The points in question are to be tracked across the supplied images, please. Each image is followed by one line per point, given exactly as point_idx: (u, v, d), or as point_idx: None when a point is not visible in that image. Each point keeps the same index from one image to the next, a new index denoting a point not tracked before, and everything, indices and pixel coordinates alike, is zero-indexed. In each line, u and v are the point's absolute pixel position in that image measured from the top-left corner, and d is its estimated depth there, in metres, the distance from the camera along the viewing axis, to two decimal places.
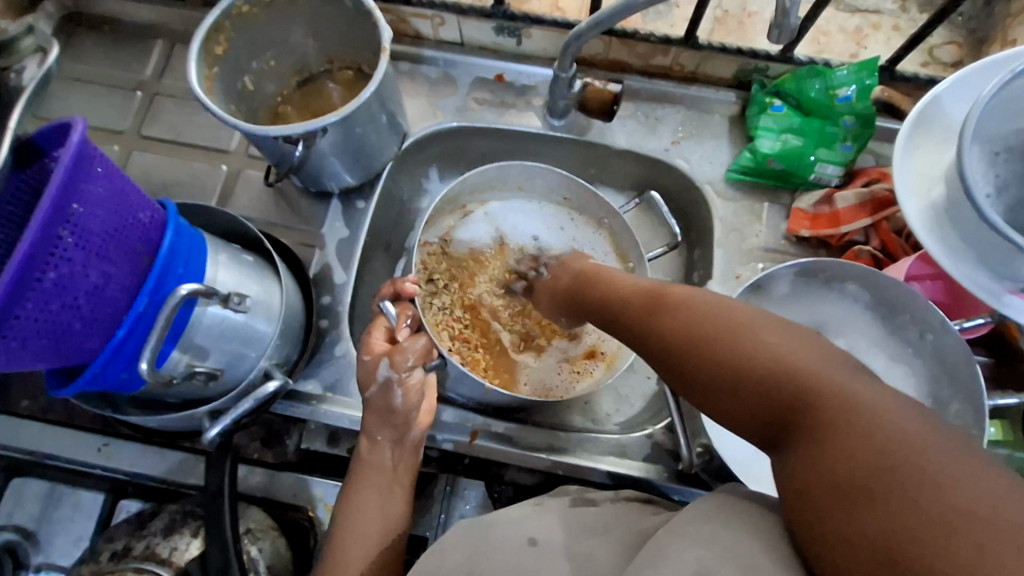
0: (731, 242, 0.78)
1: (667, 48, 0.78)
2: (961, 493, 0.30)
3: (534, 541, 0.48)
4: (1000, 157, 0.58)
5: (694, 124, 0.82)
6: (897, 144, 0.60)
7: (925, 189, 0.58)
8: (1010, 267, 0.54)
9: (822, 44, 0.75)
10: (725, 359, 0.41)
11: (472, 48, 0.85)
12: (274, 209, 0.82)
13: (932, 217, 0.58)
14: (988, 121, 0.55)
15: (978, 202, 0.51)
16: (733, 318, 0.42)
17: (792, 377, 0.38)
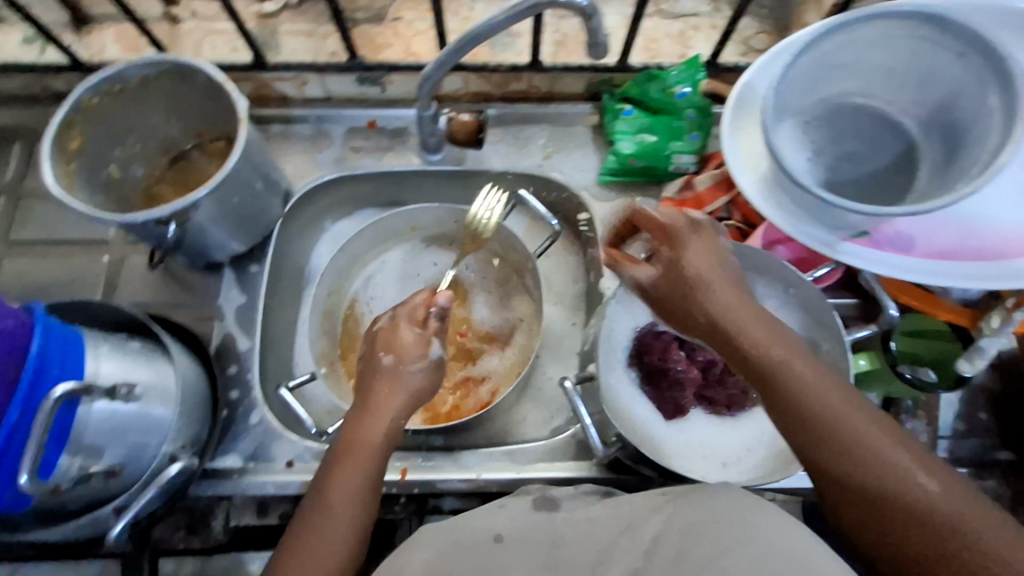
0: (614, 238, 0.84)
1: (519, 74, 0.84)
2: None
3: (499, 538, 0.51)
4: (809, 124, 0.65)
5: (559, 138, 0.88)
6: (724, 129, 0.66)
7: (755, 164, 0.65)
8: (835, 218, 0.61)
9: (653, 50, 0.83)
10: (825, 438, 0.48)
11: (340, 101, 0.88)
12: (165, 290, 0.81)
13: (765, 188, 0.65)
14: (790, 97, 0.63)
15: (792, 171, 0.57)
16: (800, 369, 0.49)
17: (841, 428, 0.47)
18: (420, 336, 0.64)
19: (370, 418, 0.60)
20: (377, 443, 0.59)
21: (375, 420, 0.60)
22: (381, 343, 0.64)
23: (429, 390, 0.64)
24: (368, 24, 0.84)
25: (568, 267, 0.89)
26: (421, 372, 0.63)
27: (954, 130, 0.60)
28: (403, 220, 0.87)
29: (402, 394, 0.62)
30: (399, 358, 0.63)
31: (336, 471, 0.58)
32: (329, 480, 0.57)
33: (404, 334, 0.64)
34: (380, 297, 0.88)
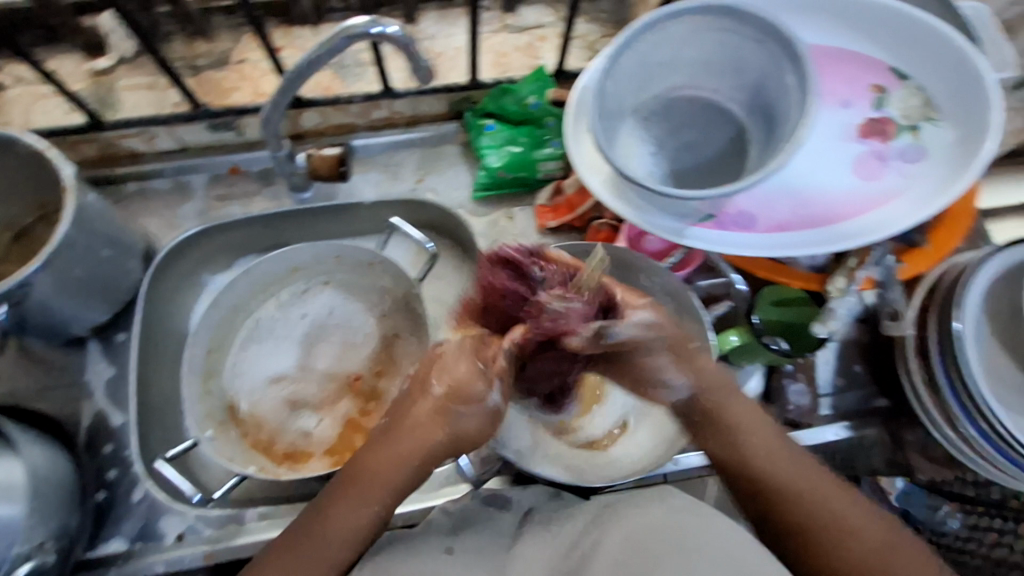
0: (496, 251, 0.85)
1: (375, 103, 0.83)
2: None
3: (449, 550, 0.55)
4: (646, 120, 0.68)
5: (430, 160, 0.88)
6: (568, 133, 0.68)
7: (601, 164, 0.67)
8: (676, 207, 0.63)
9: (504, 65, 0.85)
10: (774, 479, 0.53)
11: (197, 150, 0.85)
12: (25, 374, 0.75)
13: (612, 185, 0.66)
14: (621, 97, 0.65)
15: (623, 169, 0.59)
16: (743, 423, 0.56)
17: (751, 451, 0.55)
18: (483, 373, 0.54)
19: (398, 447, 0.55)
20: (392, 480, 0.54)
21: (398, 459, 0.55)
22: (434, 364, 0.56)
23: (556, 390, 0.63)
24: (211, 70, 0.81)
25: (458, 285, 0.89)
26: (468, 420, 0.55)
27: (770, 110, 0.63)
28: (275, 265, 0.84)
29: (440, 444, 0.56)
30: (449, 405, 0.55)
31: (341, 506, 0.53)
32: (347, 509, 0.53)
33: (465, 368, 0.54)
34: (260, 346, 0.85)
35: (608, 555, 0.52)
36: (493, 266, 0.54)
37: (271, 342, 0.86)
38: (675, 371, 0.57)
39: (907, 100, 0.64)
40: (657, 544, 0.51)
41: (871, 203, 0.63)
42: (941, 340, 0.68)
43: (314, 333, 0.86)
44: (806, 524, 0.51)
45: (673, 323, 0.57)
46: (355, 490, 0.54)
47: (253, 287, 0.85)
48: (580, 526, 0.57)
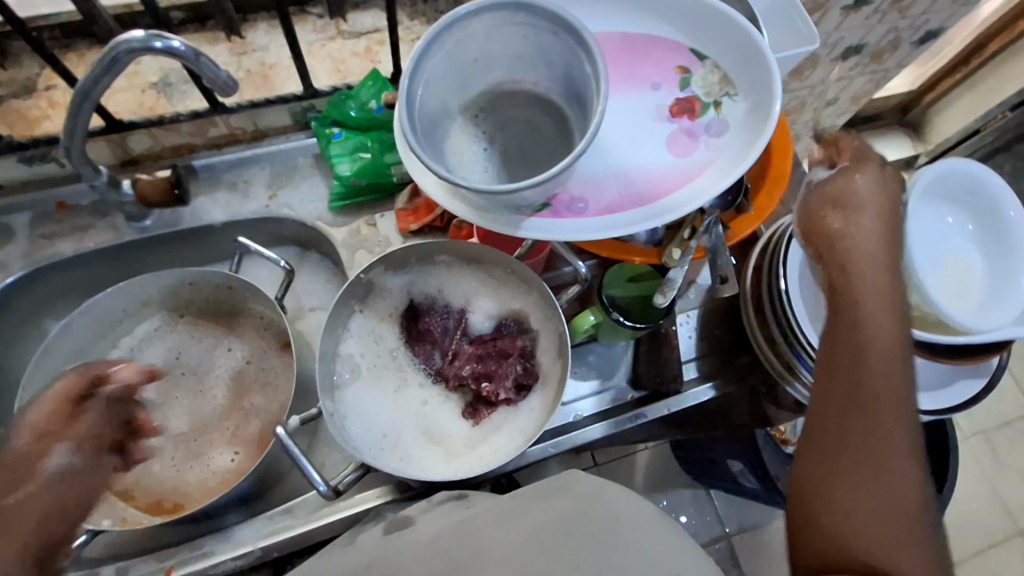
0: (359, 260, 0.84)
1: (206, 120, 0.80)
2: (874, 516, 0.47)
3: None
4: (476, 120, 0.70)
5: (282, 175, 0.86)
6: (399, 143, 0.69)
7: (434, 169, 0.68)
8: (506, 202, 0.64)
9: (343, 71, 0.84)
10: (863, 382, 0.51)
11: (14, 187, 0.78)
12: None
13: (447, 187, 0.67)
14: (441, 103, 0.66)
15: (441, 173, 0.60)
16: (882, 333, 0.51)
17: (869, 347, 0.51)
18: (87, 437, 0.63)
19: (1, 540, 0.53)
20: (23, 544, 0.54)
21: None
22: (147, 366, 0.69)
23: (36, 546, 0.55)
24: (17, 99, 0.76)
25: (329, 298, 0.87)
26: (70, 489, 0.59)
27: (581, 97, 0.66)
28: (127, 296, 0.79)
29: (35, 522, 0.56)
30: (12, 483, 0.57)
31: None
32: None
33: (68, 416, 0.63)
34: (127, 383, 0.82)
35: (544, 538, 0.53)
36: (410, 323, 0.75)
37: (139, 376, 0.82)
38: (476, 366, 0.71)
39: (707, 77, 0.69)
40: (574, 525, 0.55)
41: (686, 176, 0.67)
42: (772, 301, 0.73)
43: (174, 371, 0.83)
44: (837, 492, 0.48)
45: (512, 340, 0.72)
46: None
47: (103, 320, 0.80)
48: (487, 519, 0.59)
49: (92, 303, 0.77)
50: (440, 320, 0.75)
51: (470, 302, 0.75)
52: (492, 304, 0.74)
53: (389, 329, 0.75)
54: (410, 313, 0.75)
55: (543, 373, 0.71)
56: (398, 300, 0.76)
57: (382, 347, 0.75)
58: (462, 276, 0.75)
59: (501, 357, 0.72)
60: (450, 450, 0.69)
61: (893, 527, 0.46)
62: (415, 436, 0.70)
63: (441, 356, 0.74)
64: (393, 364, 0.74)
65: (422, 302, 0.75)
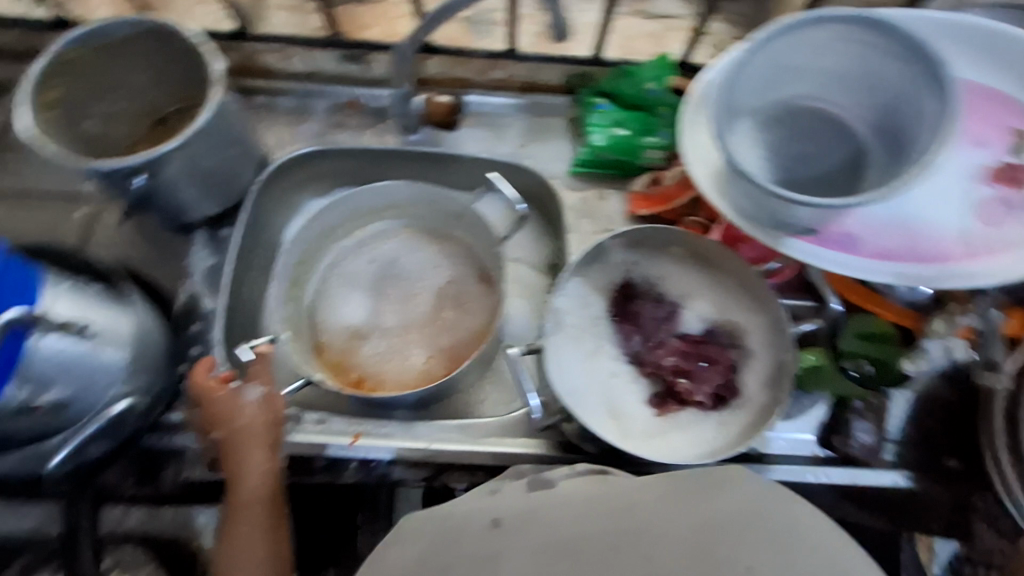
0: (582, 227, 0.86)
1: (498, 61, 0.85)
2: None
3: (496, 522, 0.51)
4: (764, 125, 0.68)
5: (536, 128, 0.89)
6: (683, 124, 0.68)
7: (711, 161, 0.67)
8: (782, 214, 0.62)
9: (630, 47, 0.87)
10: None
11: (324, 76, 0.89)
12: (136, 248, 0.81)
13: (719, 182, 0.66)
14: (746, 98, 0.65)
15: (739, 166, 0.59)
16: None
17: None
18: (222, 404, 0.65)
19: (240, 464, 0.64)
20: (242, 462, 0.64)
21: (248, 464, 0.64)
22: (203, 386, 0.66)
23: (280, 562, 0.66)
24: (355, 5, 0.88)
25: (535, 255, 0.90)
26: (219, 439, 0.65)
27: (898, 135, 0.63)
28: (380, 195, 0.89)
29: (248, 447, 0.64)
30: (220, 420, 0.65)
31: (233, 521, 0.64)
32: (240, 526, 0.64)
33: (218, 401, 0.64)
34: (348, 266, 0.92)
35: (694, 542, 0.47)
36: (620, 303, 0.75)
37: (359, 264, 0.92)
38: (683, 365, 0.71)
39: None
40: (746, 532, 0.48)
41: (985, 248, 0.62)
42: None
43: (391, 272, 0.91)
44: None
45: (725, 351, 0.71)
46: (248, 508, 0.65)
47: (354, 210, 0.91)
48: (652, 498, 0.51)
49: (355, 193, 0.88)
50: (656, 308, 0.74)
51: (689, 300, 0.74)
52: (711, 309, 0.74)
53: (598, 298, 0.76)
54: (626, 291, 0.75)
55: (744, 393, 0.70)
56: (617, 275, 0.76)
57: (586, 314, 0.75)
58: (688, 273, 0.75)
59: (706, 363, 0.71)
60: (629, 430, 0.70)
61: None
62: (601, 407, 0.71)
63: (641, 341, 0.74)
64: (592, 331, 0.75)
65: (639, 284, 0.76)
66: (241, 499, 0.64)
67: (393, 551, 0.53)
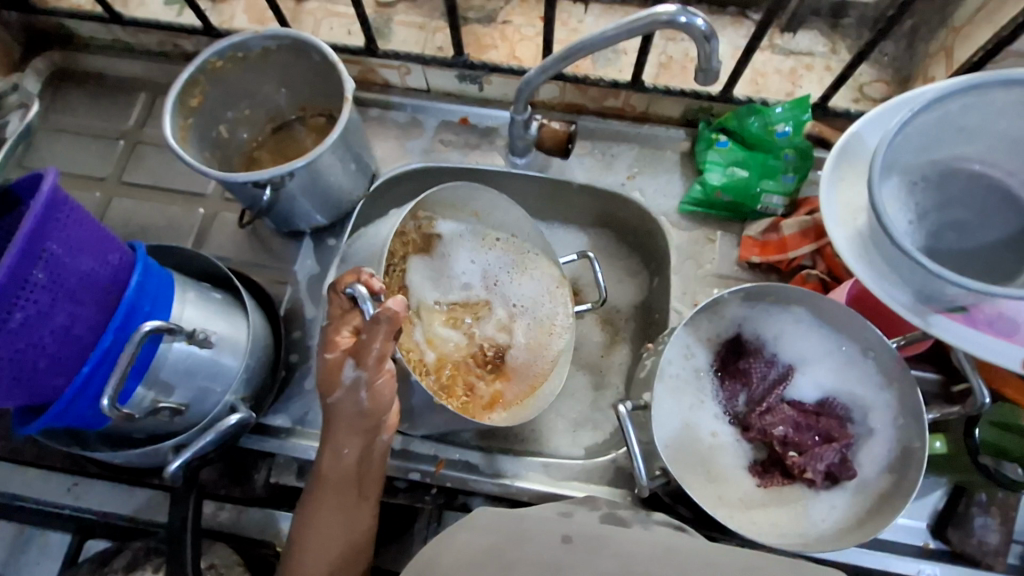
0: (686, 269, 0.82)
1: (617, 91, 0.82)
2: None
3: (569, 540, 0.42)
4: (913, 187, 0.62)
5: (648, 159, 0.86)
6: (823, 175, 0.62)
7: (851, 218, 0.61)
8: (932, 287, 0.56)
9: (760, 85, 0.82)
10: None
11: (438, 93, 0.90)
12: (248, 249, 0.84)
13: (858, 244, 0.59)
14: (900, 154, 0.59)
15: (891, 229, 0.53)
16: None
17: None
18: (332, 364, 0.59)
19: (327, 445, 0.62)
20: (334, 444, 0.62)
21: (335, 448, 0.61)
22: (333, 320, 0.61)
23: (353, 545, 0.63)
24: (478, 25, 0.88)
25: (629, 291, 0.88)
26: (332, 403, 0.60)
27: None
28: (486, 202, 0.77)
29: (338, 423, 0.61)
30: (331, 385, 0.60)
31: (317, 494, 0.62)
32: (319, 500, 0.62)
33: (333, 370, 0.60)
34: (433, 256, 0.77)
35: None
36: (724, 355, 0.71)
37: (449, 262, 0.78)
38: (793, 432, 0.66)
39: None
40: None
41: None
42: None
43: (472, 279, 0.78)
44: None
45: (840, 426, 0.67)
46: (330, 489, 0.62)
47: (440, 201, 0.76)
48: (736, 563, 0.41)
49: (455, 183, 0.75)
50: (769, 369, 0.70)
51: (803, 364, 0.70)
52: (827, 377, 0.69)
53: (704, 350, 0.72)
54: (739, 342, 0.71)
55: (859, 475, 0.65)
56: (727, 329, 0.72)
57: (689, 365, 0.71)
58: (809, 336, 0.70)
59: (819, 436, 0.66)
60: (725, 497, 0.65)
61: None
62: (698, 469, 0.67)
63: (744, 401, 0.71)
64: (694, 383, 0.71)
65: (751, 340, 0.71)
66: (329, 475, 0.62)
67: (458, 539, 0.42)
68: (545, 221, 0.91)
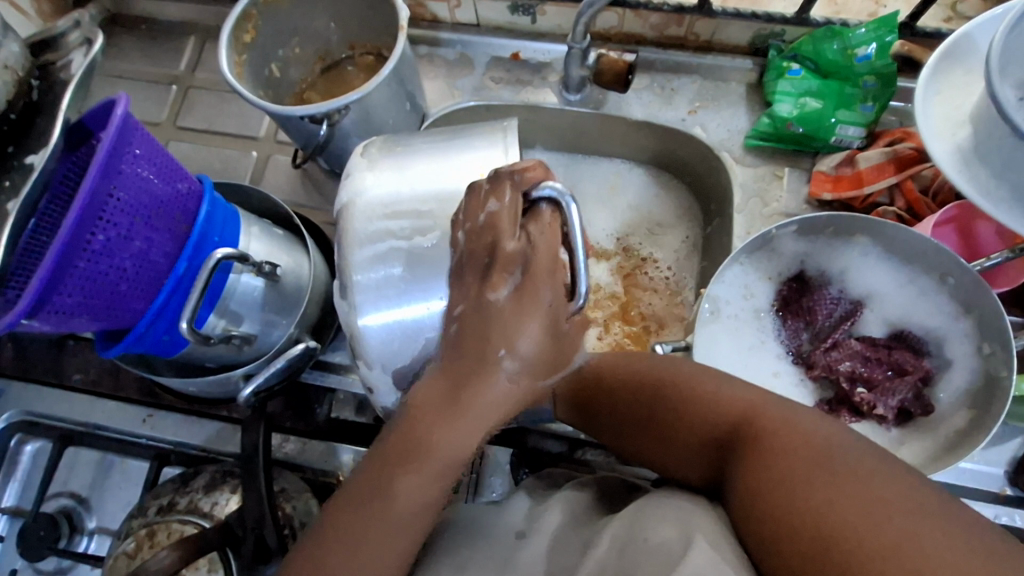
0: (752, 207, 0.78)
1: (681, 16, 0.78)
2: (803, 488, 0.36)
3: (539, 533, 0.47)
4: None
5: (710, 92, 0.81)
6: (918, 87, 0.57)
7: (950, 133, 0.55)
8: None
9: (839, 5, 0.76)
10: (680, 414, 0.45)
11: (488, 28, 0.86)
12: (303, 191, 0.85)
13: (959, 159, 0.54)
14: None
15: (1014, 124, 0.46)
16: (684, 396, 0.45)
17: (659, 405, 0.46)
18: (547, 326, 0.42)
19: (464, 423, 0.41)
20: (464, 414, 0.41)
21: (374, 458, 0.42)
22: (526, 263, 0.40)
23: None
24: None
25: (684, 236, 0.84)
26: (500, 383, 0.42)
27: None
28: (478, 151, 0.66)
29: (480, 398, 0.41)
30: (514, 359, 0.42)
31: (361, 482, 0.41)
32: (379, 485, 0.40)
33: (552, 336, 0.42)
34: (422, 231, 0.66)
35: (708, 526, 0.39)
36: (787, 290, 0.69)
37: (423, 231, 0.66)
38: (859, 365, 0.64)
39: None
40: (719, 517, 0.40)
41: None
42: None
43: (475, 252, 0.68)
44: (765, 487, 0.37)
45: (917, 362, 0.63)
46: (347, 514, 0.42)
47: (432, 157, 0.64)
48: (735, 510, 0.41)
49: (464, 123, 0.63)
50: (842, 307, 0.67)
51: (872, 300, 0.67)
52: (894, 312, 0.66)
53: (764, 289, 0.69)
54: (788, 280, 0.69)
55: (935, 409, 0.63)
56: (777, 265, 0.69)
57: (749, 308, 0.69)
58: (878, 268, 0.66)
59: (891, 371, 0.64)
60: None
61: (810, 491, 0.35)
62: None
63: (808, 338, 0.68)
64: (754, 323, 0.69)
65: (813, 276, 0.68)
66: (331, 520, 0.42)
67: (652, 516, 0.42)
68: (600, 158, 0.88)
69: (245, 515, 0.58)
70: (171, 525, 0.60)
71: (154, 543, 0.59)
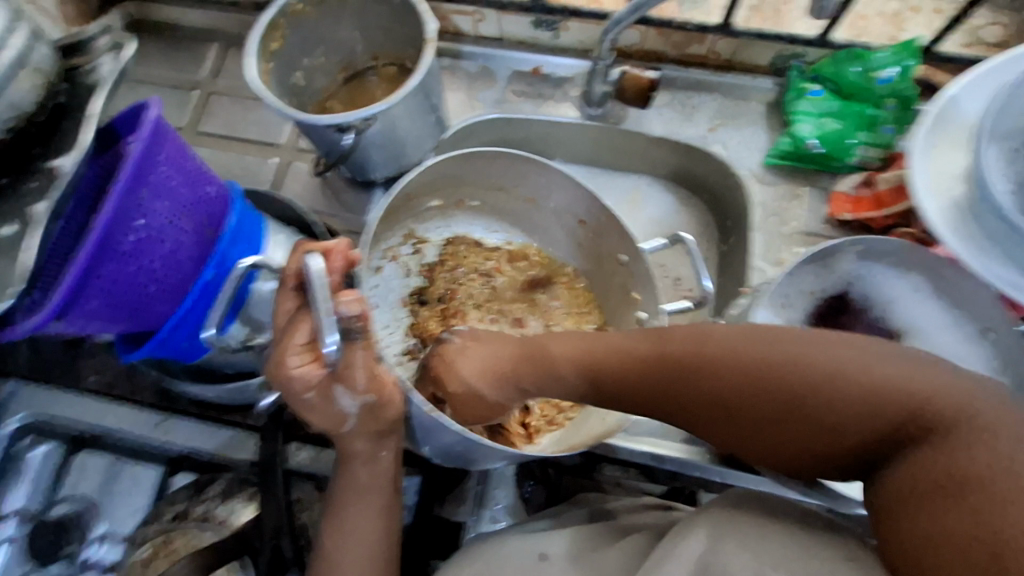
0: (770, 225, 0.78)
1: (703, 36, 0.79)
2: (999, 474, 0.36)
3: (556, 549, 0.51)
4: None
5: (731, 111, 0.82)
6: (917, 141, 0.60)
7: (945, 189, 0.59)
8: None
9: (860, 28, 0.77)
10: (823, 397, 0.42)
11: (511, 42, 0.87)
12: (322, 199, 0.86)
13: (954, 217, 0.58)
14: (1003, 121, 0.55)
15: None
16: (827, 378, 0.42)
17: (821, 383, 0.43)
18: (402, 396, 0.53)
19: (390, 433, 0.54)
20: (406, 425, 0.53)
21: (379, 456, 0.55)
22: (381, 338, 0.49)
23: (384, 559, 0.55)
24: None
25: (700, 252, 0.83)
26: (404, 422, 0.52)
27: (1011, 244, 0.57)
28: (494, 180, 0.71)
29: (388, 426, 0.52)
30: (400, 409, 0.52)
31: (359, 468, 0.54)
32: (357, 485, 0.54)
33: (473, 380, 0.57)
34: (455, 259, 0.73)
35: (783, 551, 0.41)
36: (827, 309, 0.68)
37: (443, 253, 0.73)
38: None
39: None
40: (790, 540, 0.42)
41: None
42: None
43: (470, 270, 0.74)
44: (966, 477, 0.37)
45: None
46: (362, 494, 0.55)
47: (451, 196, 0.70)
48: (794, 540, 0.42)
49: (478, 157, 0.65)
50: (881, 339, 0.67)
51: (913, 334, 0.66)
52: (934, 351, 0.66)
53: (807, 302, 0.68)
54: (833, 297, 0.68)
55: None
56: (829, 279, 0.68)
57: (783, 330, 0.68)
58: (925, 304, 0.66)
59: None
60: None
61: (995, 479, 0.36)
62: None
63: None
64: None
65: (857, 301, 0.68)
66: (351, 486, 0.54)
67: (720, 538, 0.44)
68: (618, 172, 0.88)
69: (262, 525, 0.57)
70: (187, 533, 0.59)
71: (170, 551, 0.58)
